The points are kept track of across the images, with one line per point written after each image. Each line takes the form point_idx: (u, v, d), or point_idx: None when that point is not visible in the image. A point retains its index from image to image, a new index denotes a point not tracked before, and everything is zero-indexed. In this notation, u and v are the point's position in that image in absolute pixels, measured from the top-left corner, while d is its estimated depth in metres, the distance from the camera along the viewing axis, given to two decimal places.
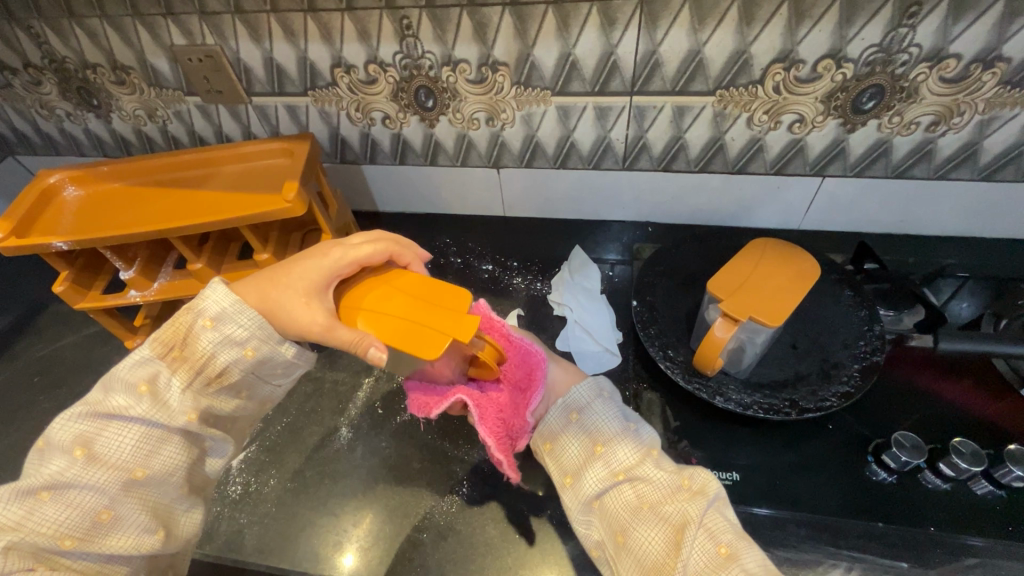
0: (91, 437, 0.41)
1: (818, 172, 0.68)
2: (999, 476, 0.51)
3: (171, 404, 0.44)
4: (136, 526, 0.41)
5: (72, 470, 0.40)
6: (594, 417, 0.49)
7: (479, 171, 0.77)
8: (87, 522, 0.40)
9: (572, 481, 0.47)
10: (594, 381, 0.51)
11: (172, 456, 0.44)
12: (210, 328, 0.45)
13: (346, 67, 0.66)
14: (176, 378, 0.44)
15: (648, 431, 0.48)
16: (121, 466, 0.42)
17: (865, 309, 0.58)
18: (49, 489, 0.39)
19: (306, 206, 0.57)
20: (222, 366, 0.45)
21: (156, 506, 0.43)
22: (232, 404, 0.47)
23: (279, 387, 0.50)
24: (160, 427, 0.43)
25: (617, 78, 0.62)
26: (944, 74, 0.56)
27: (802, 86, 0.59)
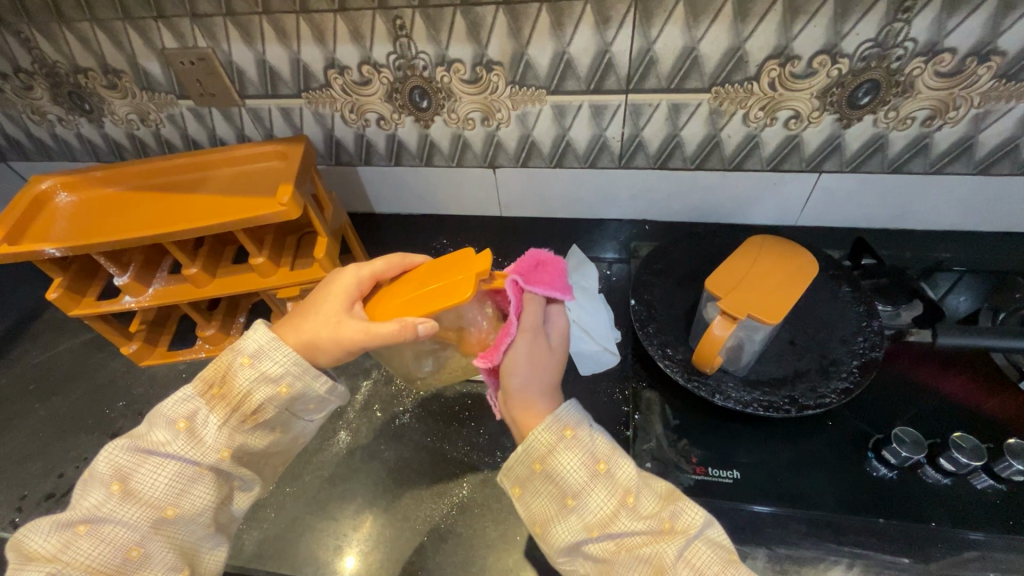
0: (128, 473, 0.44)
1: (814, 167, 0.68)
2: (998, 470, 0.51)
3: (206, 441, 0.46)
4: (161, 565, 0.43)
5: (109, 504, 0.43)
6: (561, 468, 0.44)
7: (474, 171, 0.77)
8: (118, 559, 0.42)
9: (544, 532, 0.44)
10: (555, 419, 0.46)
11: (201, 495, 0.45)
12: (247, 364, 0.46)
13: (339, 68, 0.66)
14: (213, 417, 0.46)
15: (621, 470, 0.44)
16: (152, 503, 0.44)
17: (863, 305, 0.58)
18: (86, 522, 0.42)
19: (300, 209, 0.57)
20: (258, 402, 0.46)
21: (182, 545, 0.44)
22: (267, 440, 0.49)
23: (315, 420, 0.51)
24: (193, 464, 0.45)
25: (612, 76, 0.62)
26: (939, 69, 0.56)
27: (798, 83, 0.59)
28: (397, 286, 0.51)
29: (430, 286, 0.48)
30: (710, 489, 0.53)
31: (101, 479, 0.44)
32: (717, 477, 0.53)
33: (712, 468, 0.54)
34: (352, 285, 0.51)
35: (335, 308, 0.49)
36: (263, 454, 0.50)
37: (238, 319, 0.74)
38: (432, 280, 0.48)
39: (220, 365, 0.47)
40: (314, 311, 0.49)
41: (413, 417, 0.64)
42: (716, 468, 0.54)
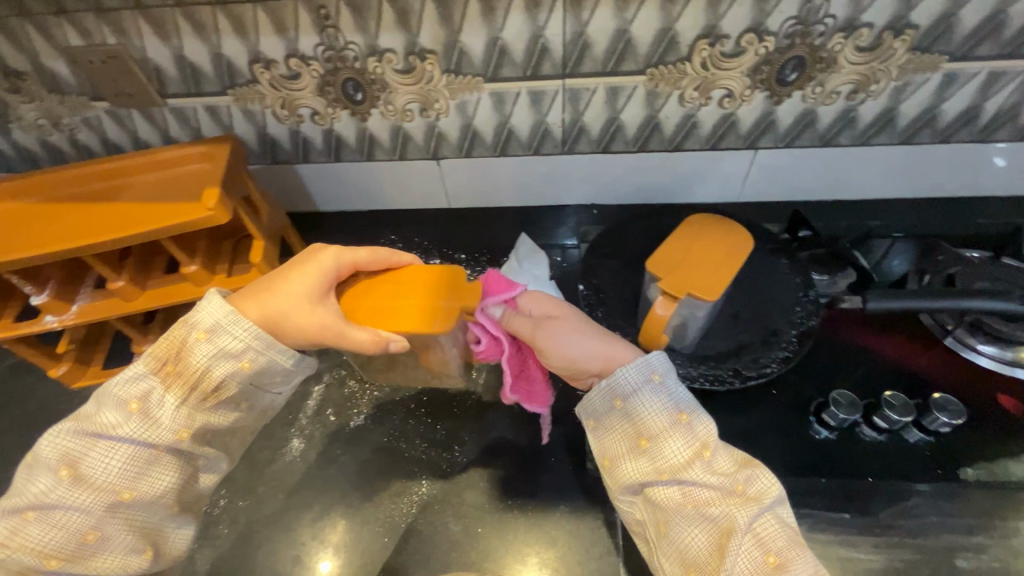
0: (77, 458, 0.45)
1: (750, 145, 0.70)
2: (927, 423, 0.53)
3: (161, 420, 0.46)
4: (121, 545, 0.45)
5: (58, 490, 0.44)
6: (644, 409, 0.47)
7: (418, 163, 0.75)
8: (76, 540, 0.44)
9: (611, 465, 0.48)
10: (644, 362, 0.48)
11: (158, 478, 0.47)
12: (201, 346, 0.46)
13: (265, 62, 0.63)
14: (169, 397, 0.46)
15: (702, 423, 0.46)
16: (108, 485, 0.45)
17: (800, 275, 0.59)
18: (35, 508, 0.44)
19: (230, 212, 0.52)
20: (219, 379, 0.46)
21: (144, 526, 0.47)
22: (231, 417, 0.49)
23: (278, 392, 0.51)
24: (148, 447, 0.46)
25: (548, 61, 0.61)
26: (859, 43, 0.58)
27: (729, 61, 0.60)
28: (376, 281, 0.49)
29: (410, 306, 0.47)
30: None
31: (48, 464, 0.45)
32: None
33: None
34: (329, 267, 0.48)
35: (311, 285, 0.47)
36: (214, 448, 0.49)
37: None
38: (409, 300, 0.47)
39: (169, 344, 0.47)
40: (279, 285, 0.47)
41: (368, 420, 0.62)
42: None
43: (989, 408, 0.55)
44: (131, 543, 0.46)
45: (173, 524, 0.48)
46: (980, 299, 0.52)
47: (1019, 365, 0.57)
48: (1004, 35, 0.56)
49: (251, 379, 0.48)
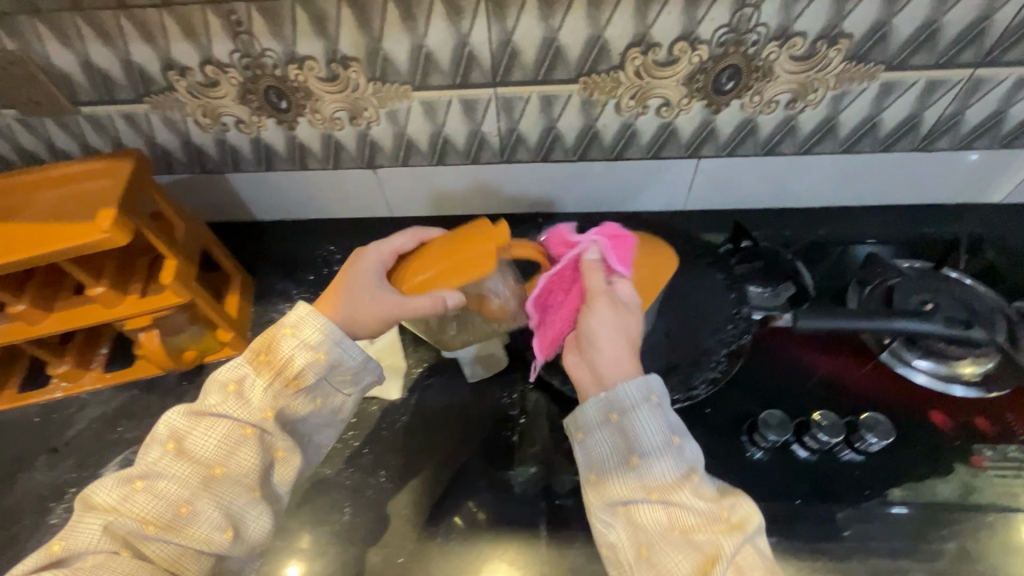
0: (183, 435, 0.46)
1: (692, 153, 0.68)
2: (858, 444, 0.52)
3: (253, 402, 0.47)
4: (209, 520, 0.43)
5: (164, 461, 0.45)
6: (640, 426, 0.45)
7: (353, 172, 0.72)
8: (170, 513, 0.43)
9: (598, 480, 0.45)
10: (643, 380, 0.46)
11: (246, 457, 0.45)
12: (289, 338, 0.48)
13: (179, 69, 0.60)
14: (259, 380, 0.48)
15: (694, 449, 0.44)
16: (204, 461, 0.45)
17: (734, 291, 0.58)
18: (143, 478, 0.44)
19: (129, 234, 0.49)
20: (299, 368, 0.48)
21: (227, 505, 0.44)
22: (307, 409, 0.49)
23: (346, 396, 0.51)
24: (240, 427, 0.46)
25: (477, 69, 0.59)
26: (794, 53, 0.56)
27: (663, 70, 0.58)
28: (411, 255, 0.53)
29: (456, 263, 0.50)
30: None
31: (160, 440, 0.46)
32: None
33: None
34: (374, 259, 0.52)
35: (363, 275, 0.51)
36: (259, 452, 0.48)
37: (101, 350, 0.66)
38: (456, 259, 0.50)
39: (267, 336, 0.50)
40: (343, 287, 0.51)
41: None
42: None
43: (919, 427, 0.55)
44: (213, 525, 0.43)
45: (256, 508, 0.45)
46: (897, 319, 0.52)
47: (955, 381, 0.56)
48: (939, 45, 0.55)
49: (331, 369, 0.49)
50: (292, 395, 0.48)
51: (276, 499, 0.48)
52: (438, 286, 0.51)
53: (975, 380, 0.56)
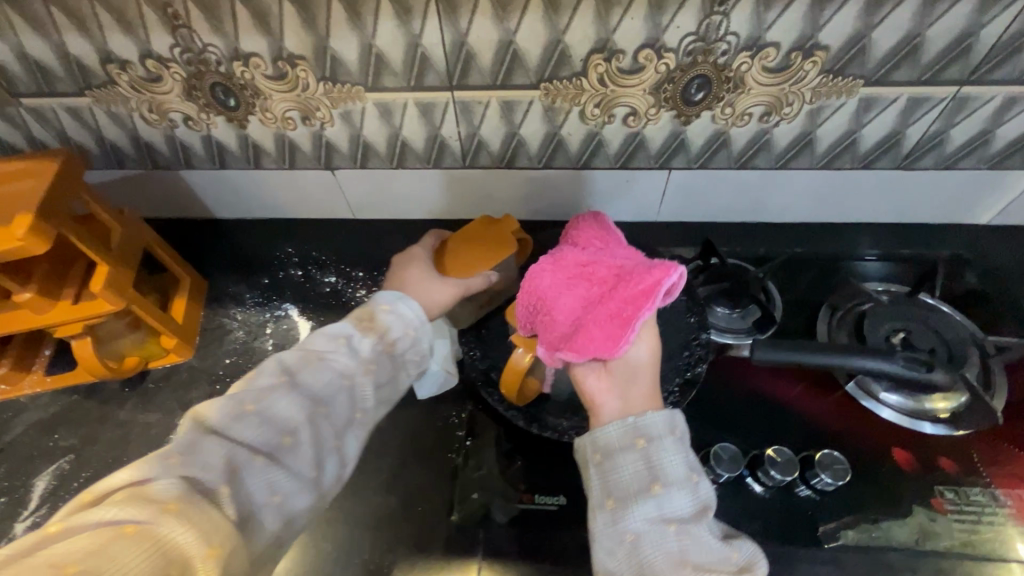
0: (295, 371, 0.45)
1: (663, 164, 0.65)
2: (812, 482, 0.50)
3: (363, 355, 0.49)
4: (305, 462, 0.42)
5: (278, 390, 0.43)
6: (663, 457, 0.41)
7: (310, 173, 0.69)
8: (273, 442, 0.41)
9: (614, 508, 0.40)
10: (670, 413, 0.43)
11: (351, 404, 0.46)
12: (388, 310, 0.52)
13: (119, 62, 0.57)
14: (368, 337, 0.50)
15: (709, 489, 0.42)
16: (308, 397, 0.44)
17: (694, 316, 0.55)
18: (254, 405, 0.42)
19: (49, 242, 0.47)
20: (395, 337, 0.51)
21: (320, 449, 0.43)
22: (392, 379, 0.50)
23: (407, 379, 0.52)
24: (348, 373, 0.47)
25: (431, 72, 0.55)
26: (767, 64, 0.53)
27: (628, 78, 0.55)
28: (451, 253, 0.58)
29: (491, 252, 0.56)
30: (537, 520, 0.52)
31: (269, 372, 0.45)
32: (542, 505, 0.53)
33: (538, 497, 0.53)
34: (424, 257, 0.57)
35: (416, 275, 0.55)
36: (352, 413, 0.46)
37: (43, 353, 0.64)
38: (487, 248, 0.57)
39: (364, 309, 0.52)
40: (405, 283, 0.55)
41: None
42: (543, 494, 0.53)
43: (879, 466, 0.53)
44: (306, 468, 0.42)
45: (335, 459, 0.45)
46: (860, 358, 0.50)
47: (923, 417, 0.54)
48: (922, 60, 0.51)
49: (417, 342, 0.52)
50: (384, 360, 0.50)
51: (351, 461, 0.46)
52: (483, 267, 0.56)
53: (946, 416, 0.54)
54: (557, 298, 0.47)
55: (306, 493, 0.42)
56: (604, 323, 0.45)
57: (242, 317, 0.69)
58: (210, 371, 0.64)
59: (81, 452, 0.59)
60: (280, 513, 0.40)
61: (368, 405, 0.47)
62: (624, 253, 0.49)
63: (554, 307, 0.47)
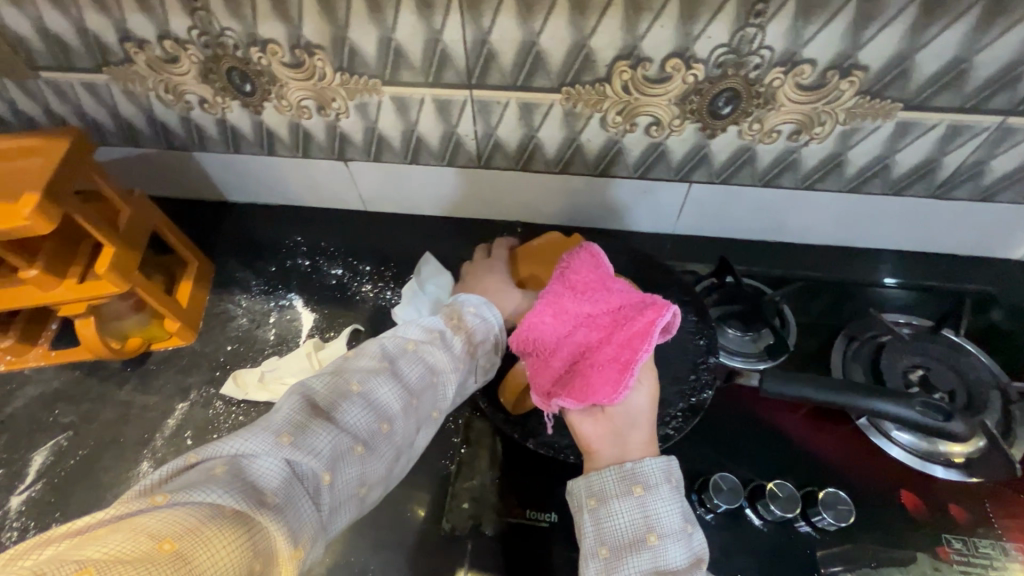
0: (393, 359, 0.45)
1: (683, 177, 0.62)
2: (814, 519, 0.49)
3: (454, 350, 0.48)
4: (392, 453, 0.43)
5: (378, 376, 0.43)
6: (658, 506, 0.41)
7: (323, 163, 0.68)
8: (371, 431, 0.41)
9: (608, 556, 0.40)
10: (667, 460, 0.43)
11: (437, 399, 0.46)
12: (475, 313, 0.51)
13: (137, 41, 0.56)
14: (459, 334, 0.49)
15: (703, 539, 0.42)
16: (406, 389, 0.44)
17: (703, 338, 0.54)
18: (358, 388, 0.42)
19: (55, 221, 0.46)
20: (479, 339, 0.50)
21: (404, 444, 0.44)
22: (470, 377, 0.50)
23: (477, 382, 0.52)
24: (438, 369, 0.46)
25: (451, 69, 0.54)
26: (801, 81, 0.50)
27: (654, 87, 0.53)
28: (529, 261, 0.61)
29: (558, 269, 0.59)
30: (526, 535, 0.51)
31: (370, 355, 0.45)
32: (532, 521, 0.52)
33: (530, 512, 0.52)
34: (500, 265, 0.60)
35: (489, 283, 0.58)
36: (434, 408, 0.46)
37: (49, 326, 0.65)
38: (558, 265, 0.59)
39: (452, 306, 0.51)
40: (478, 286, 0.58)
41: None
42: (536, 510, 0.52)
43: (885, 508, 0.51)
44: (392, 462, 0.43)
45: (409, 458, 0.45)
46: (885, 403, 0.49)
47: (934, 460, 0.53)
48: (967, 86, 0.49)
49: (495, 347, 0.52)
50: (469, 359, 0.49)
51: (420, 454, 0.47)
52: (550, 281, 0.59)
53: (960, 461, 0.52)
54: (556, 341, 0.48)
55: (381, 487, 0.43)
56: (602, 368, 0.45)
57: (246, 305, 0.68)
58: (210, 358, 0.64)
59: (80, 429, 0.59)
60: (359, 506, 0.41)
61: (447, 402, 0.47)
62: (621, 289, 0.49)
63: (551, 352, 0.48)
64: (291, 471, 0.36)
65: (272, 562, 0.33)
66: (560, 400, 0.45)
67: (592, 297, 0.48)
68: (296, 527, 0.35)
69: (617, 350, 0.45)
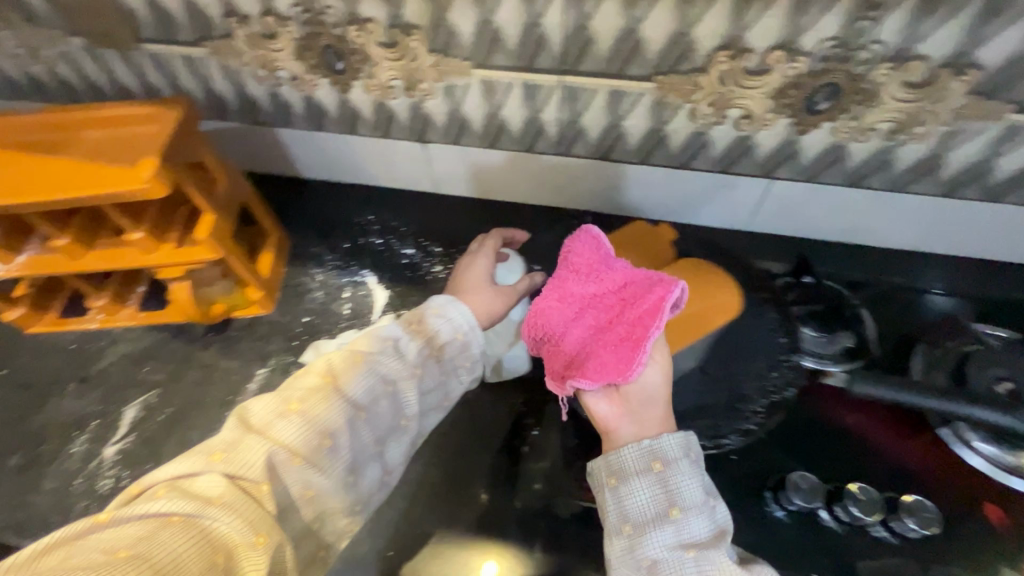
0: (337, 373, 0.48)
1: (766, 172, 0.62)
2: (894, 526, 0.48)
3: (408, 358, 0.51)
4: (344, 464, 0.46)
5: (321, 393, 0.47)
6: (679, 481, 0.42)
7: (402, 143, 0.69)
8: (314, 443, 0.45)
9: (631, 532, 0.42)
10: (686, 436, 0.45)
11: (386, 409, 0.49)
12: (439, 314, 0.54)
13: (240, 17, 0.58)
14: (413, 342, 0.52)
15: (724, 509, 0.43)
16: (348, 402, 0.47)
17: (786, 335, 0.53)
18: (297, 405, 0.45)
19: (169, 185, 0.49)
20: (443, 342, 0.53)
21: (356, 451, 0.47)
22: (434, 379, 0.52)
23: (466, 382, 0.54)
24: (384, 380, 0.49)
25: (545, 53, 0.54)
26: (908, 79, 0.49)
27: (751, 79, 0.52)
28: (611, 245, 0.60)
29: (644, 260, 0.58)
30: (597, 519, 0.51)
31: (316, 372, 0.48)
32: None
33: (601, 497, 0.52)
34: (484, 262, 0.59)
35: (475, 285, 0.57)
36: (386, 418, 0.49)
37: (137, 289, 0.67)
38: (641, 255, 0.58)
39: (415, 312, 0.55)
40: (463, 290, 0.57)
41: None
42: None
43: (967, 520, 0.50)
44: (344, 470, 0.46)
45: (378, 464, 0.48)
46: (976, 409, 0.47)
47: (1018, 474, 0.50)
48: None
49: (465, 348, 0.54)
50: (431, 364, 0.52)
51: (393, 460, 0.50)
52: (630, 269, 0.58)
53: None
54: (564, 325, 0.48)
55: (342, 494, 0.46)
56: (613, 349, 0.45)
57: (322, 278, 0.70)
58: (288, 328, 0.66)
59: (167, 387, 0.62)
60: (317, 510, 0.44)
61: (406, 408, 0.50)
62: (624, 266, 0.48)
63: (560, 337, 0.48)
64: (232, 481, 0.41)
65: (231, 552, 0.37)
66: (575, 381, 0.46)
67: (596, 277, 0.48)
68: (249, 523, 0.39)
69: (626, 330, 0.45)
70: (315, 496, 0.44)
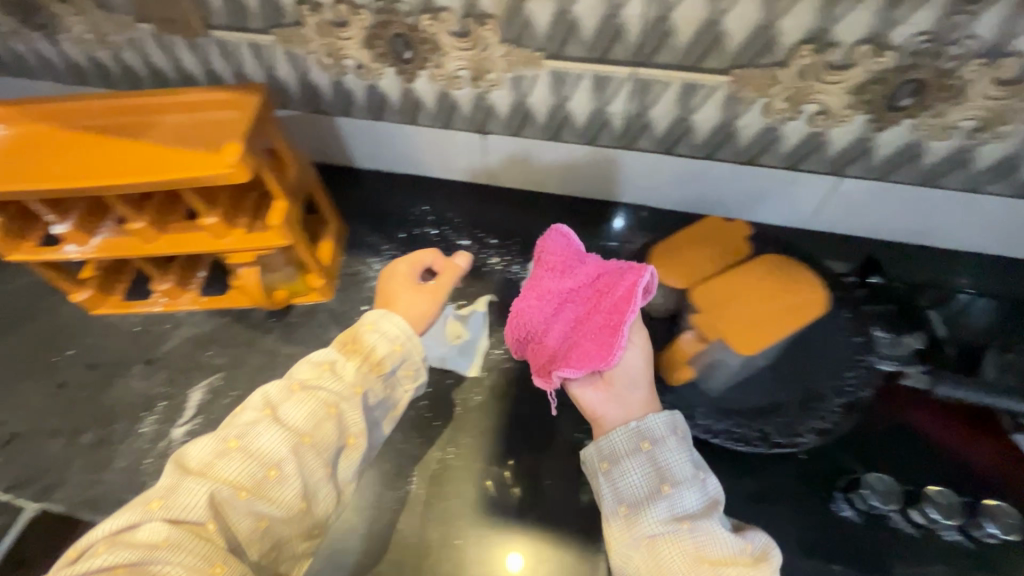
0: (275, 403, 0.45)
1: (835, 170, 0.61)
2: (971, 530, 0.48)
3: (346, 377, 0.47)
4: (294, 493, 0.42)
5: (260, 424, 0.43)
6: (667, 457, 0.43)
7: (461, 134, 0.69)
8: (258, 476, 0.42)
9: (627, 513, 0.42)
10: (671, 415, 0.45)
11: (331, 434, 0.44)
12: (372, 329, 0.48)
13: (312, 5, 0.58)
14: (349, 363, 0.47)
15: (716, 483, 0.44)
16: (291, 430, 0.43)
17: (859, 335, 0.54)
18: (236, 440, 0.42)
19: (252, 171, 0.49)
20: (381, 356, 0.48)
21: (307, 476, 0.43)
22: (379, 394, 0.48)
23: (409, 391, 0.51)
24: (324, 404, 0.45)
25: (621, 44, 0.53)
26: (1000, 76, 0.48)
27: (833, 74, 0.51)
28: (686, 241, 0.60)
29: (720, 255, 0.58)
30: None
31: (252, 405, 0.45)
32: None
33: None
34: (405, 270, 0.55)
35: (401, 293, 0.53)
36: (336, 444, 0.45)
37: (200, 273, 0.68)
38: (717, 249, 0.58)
39: (350, 331, 0.50)
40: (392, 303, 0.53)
41: None
42: None
43: None
44: (296, 499, 0.42)
45: (330, 487, 0.45)
46: None
47: None
48: None
49: (410, 358, 0.49)
50: (372, 380, 0.48)
51: (349, 482, 0.47)
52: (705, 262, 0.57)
53: None
54: (543, 318, 0.48)
55: (295, 521, 0.43)
56: (595, 337, 0.45)
57: (379, 268, 0.71)
58: (348, 316, 0.67)
59: (231, 371, 0.63)
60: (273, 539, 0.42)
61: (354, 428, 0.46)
62: (596, 259, 0.49)
63: (544, 333, 0.48)
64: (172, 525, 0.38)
65: None
66: (560, 371, 0.45)
67: (570, 272, 0.48)
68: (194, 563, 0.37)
69: (608, 318, 0.45)
70: (267, 527, 0.42)
